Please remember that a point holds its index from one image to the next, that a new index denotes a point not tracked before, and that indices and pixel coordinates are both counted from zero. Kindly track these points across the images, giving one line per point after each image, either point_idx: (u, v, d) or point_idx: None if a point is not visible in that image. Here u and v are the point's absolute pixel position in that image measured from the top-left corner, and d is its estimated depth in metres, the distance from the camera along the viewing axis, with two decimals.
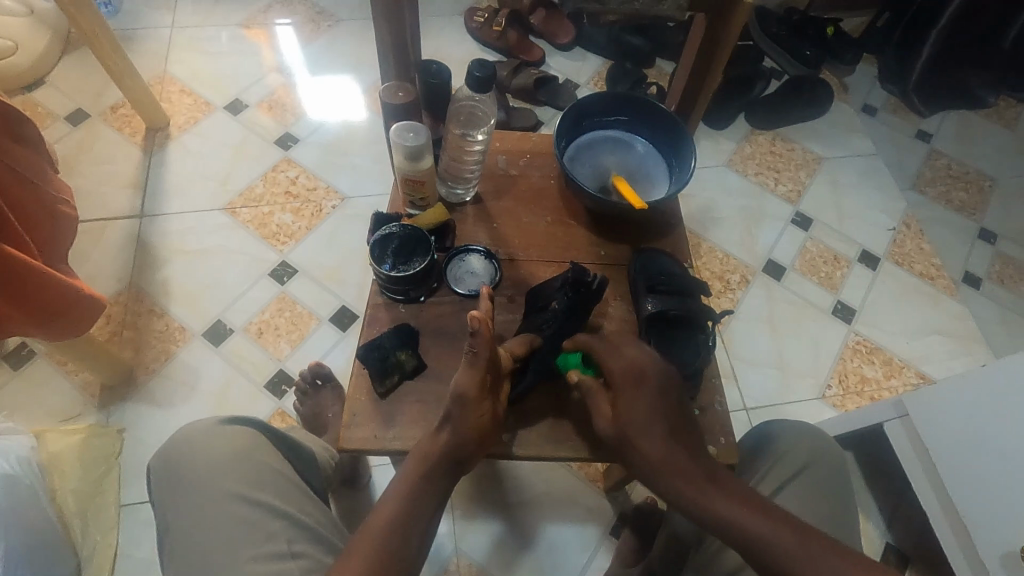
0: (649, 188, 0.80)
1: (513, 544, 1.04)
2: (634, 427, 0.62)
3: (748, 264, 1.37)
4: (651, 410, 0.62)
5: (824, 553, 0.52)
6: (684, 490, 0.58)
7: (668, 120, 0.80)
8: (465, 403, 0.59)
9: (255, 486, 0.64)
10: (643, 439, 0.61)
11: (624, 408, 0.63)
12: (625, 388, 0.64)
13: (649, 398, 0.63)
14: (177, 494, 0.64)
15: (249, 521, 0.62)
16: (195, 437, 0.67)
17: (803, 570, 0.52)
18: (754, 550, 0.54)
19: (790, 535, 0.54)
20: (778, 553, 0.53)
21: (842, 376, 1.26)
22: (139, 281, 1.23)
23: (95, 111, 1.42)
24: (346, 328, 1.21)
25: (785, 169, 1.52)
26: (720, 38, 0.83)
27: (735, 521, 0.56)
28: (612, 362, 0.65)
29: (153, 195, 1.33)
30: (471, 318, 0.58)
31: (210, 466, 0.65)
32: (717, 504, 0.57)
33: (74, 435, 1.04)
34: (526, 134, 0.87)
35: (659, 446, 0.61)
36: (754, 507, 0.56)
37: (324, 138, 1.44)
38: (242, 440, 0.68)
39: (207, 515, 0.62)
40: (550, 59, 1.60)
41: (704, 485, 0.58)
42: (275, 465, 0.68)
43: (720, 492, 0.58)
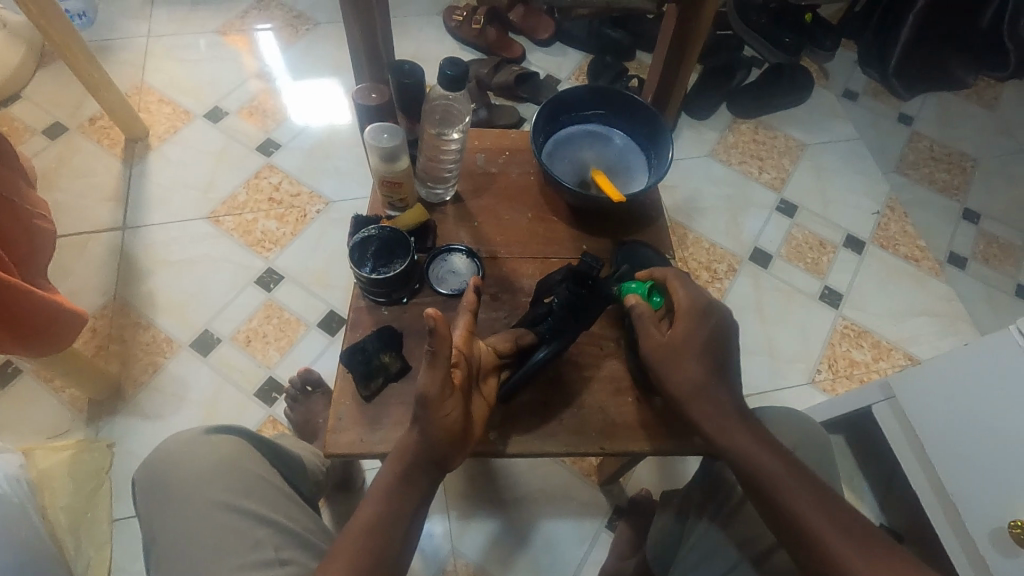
0: (628, 181, 0.79)
1: (512, 541, 1.04)
2: (684, 354, 0.65)
3: (734, 253, 1.38)
4: (699, 347, 0.65)
5: (834, 510, 0.58)
6: (713, 425, 0.63)
7: (645, 111, 0.80)
8: (427, 404, 0.54)
9: (240, 494, 0.64)
10: (688, 364, 0.64)
11: (680, 335, 0.65)
12: (687, 315, 0.66)
13: (706, 331, 0.65)
14: (162, 505, 0.64)
15: (236, 529, 0.61)
16: (179, 447, 0.67)
17: (815, 521, 0.57)
18: (778, 495, 0.59)
19: (810, 492, 0.59)
20: (795, 499, 0.58)
21: (831, 360, 1.27)
22: (123, 293, 1.22)
23: (74, 124, 1.41)
24: (334, 332, 1.21)
25: (769, 157, 1.53)
26: (691, 28, 0.83)
27: (757, 461, 0.61)
28: (683, 293, 0.67)
29: (135, 205, 1.32)
30: (426, 314, 0.52)
31: (195, 476, 0.64)
32: (742, 440, 0.62)
33: (62, 452, 1.03)
34: (504, 131, 0.86)
35: (702, 376, 0.64)
36: (778, 454, 0.61)
37: (307, 143, 1.43)
38: (227, 449, 0.68)
39: (194, 526, 0.62)
40: (530, 56, 1.60)
41: (735, 424, 0.63)
42: (262, 473, 0.67)
43: (749, 431, 0.63)
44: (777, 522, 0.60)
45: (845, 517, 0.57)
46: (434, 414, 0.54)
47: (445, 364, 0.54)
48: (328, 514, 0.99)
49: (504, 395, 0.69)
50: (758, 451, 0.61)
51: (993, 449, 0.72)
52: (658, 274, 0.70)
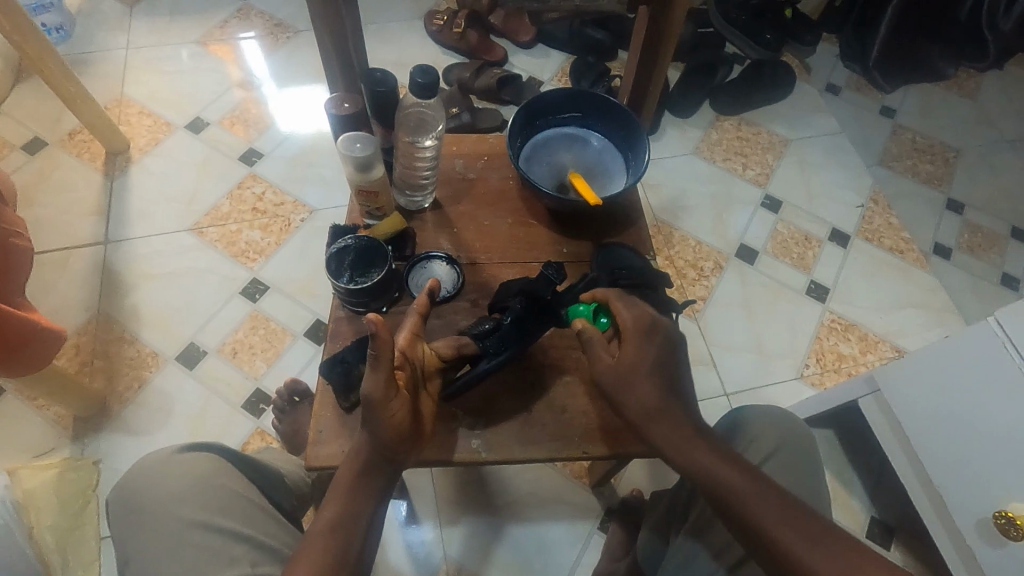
0: (606, 183, 0.79)
1: (503, 546, 1.03)
2: (634, 373, 0.63)
3: (720, 250, 1.38)
4: (651, 366, 0.63)
5: (800, 520, 0.56)
6: (670, 444, 0.62)
7: (621, 113, 0.79)
8: (373, 405, 0.55)
9: (215, 512, 0.64)
10: (639, 387, 0.63)
11: (629, 355, 0.63)
12: (635, 335, 0.64)
13: (654, 348, 0.64)
14: (136, 527, 0.63)
15: (210, 548, 0.61)
16: (154, 467, 0.66)
17: (780, 534, 0.55)
18: (739, 509, 0.58)
19: (775, 505, 0.57)
20: (758, 514, 0.57)
21: (819, 355, 1.27)
22: (107, 308, 1.21)
23: (53, 138, 1.40)
24: (321, 341, 1.20)
25: (753, 153, 1.53)
26: (664, 28, 0.83)
27: (717, 476, 0.59)
28: (626, 311, 0.65)
29: (117, 219, 1.31)
30: (368, 317, 0.50)
31: (169, 497, 0.64)
32: (702, 458, 0.60)
33: (48, 471, 1.03)
34: (482, 136, 0.86)
35: (655, 396, 0.62)
36: (742, 472, 0.59)
37: (290, 151, 1.43)
38: (202, 466, 0.67)
39: (169, 547, 0.61)
40: (512, 58, 1.60)
41: (692, 441, 0.61)
42: (238, 489, 0.67)
43: (706, 448, 0.61)
44: (742, 536, 0.58)
45: (812, 526, 0.56)
46: (381, 415, 0.55)
47: (388, 367, 0.54)
48: None
49: (446, 397, 0.70)
50: (720, 470, 0.59)
51: (976, 439, 0.73)
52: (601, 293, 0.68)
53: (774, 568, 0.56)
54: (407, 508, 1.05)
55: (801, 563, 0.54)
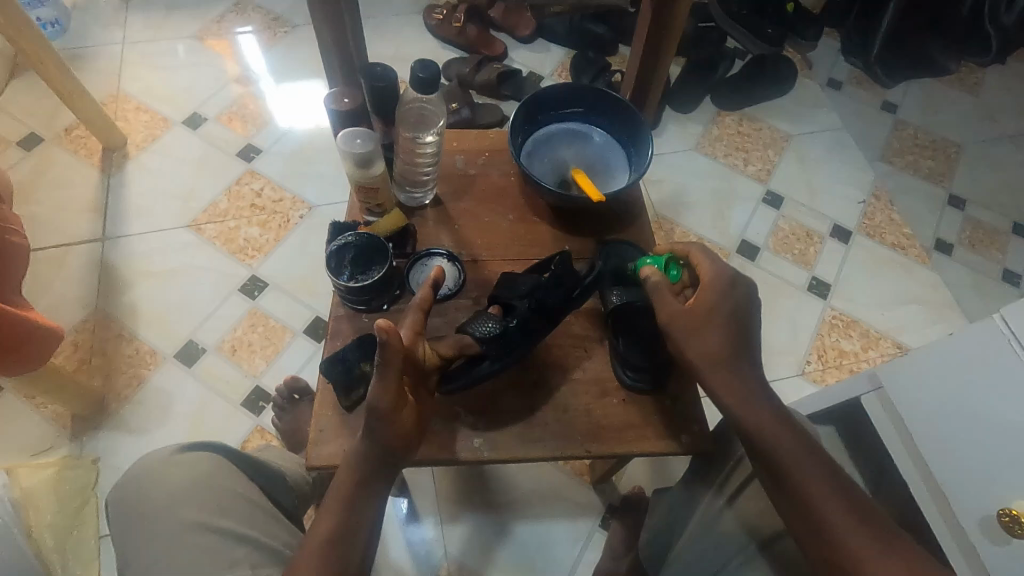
0: (609, 179, 0.77)
1: (504, 544, 1.03)
2: (704, 320, 0.65)
3: (721, 246, 1.37)
4: (721, 317, 0.65)
5: (845, 494, 0.57)
6: (722, 394, 0.64)
7: (624, 108, 0.78)
8: (380, 414, 0.56)
9: (215, 513, 0.63)
10: (704, 334, 0.65)
11: (700, 304, 0.65)
12: (715, 285, 0.66)
13: (731, 302, 0.66)
14: (137, 527, 0.63)
15: (211, 550, 0.61)
16: (153, 468, 0.66)
17: (820, 498, 0.57)
18: (782, 463, 0.59)
19: (820, 470, 0.58)
20: (803, 472, 0.58)
21: (821, 352, 1.26)
22: (105, 305, 1.20)
23: (50, 134, 1.38)
24: (321, 338, 1.20)
25: (754, 149, 1.53)
26: (668, 21, 0.82)
27: (769, 429, 0.61)
28: (709, 265, 0.67)
29: (114, 216, 1.30)
30: (379, 324, 0.52)
31: (169, 498, 0.63)
32: (758, 412, 0.62)
33: (46, 470, 1.02)
34: (483, 131, 0.84)
35: (720, 347, 0.65)
36: (790, 430, 0.61)
37: (288, 147, 1.42)
38: (202, 466, 0.66)
39: (169, 550, 0.61)
40: (512, 53, 1.59)
41: (750, 392, 0.63)
42: (239, 490, 0.66)
43: (765, 403, 0.63)
44: (779, 489, 0.60)
45: (854, 503, 0.57)
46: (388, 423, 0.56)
47: (396, 375, 0.55)
48: None
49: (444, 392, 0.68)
50: (773, 425, 0.61)
51: (981, 438, 0.73)
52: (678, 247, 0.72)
53: (807, 528, 0.58)
54: (408, 506, 1.04)
55: (834, 527, 0.56)
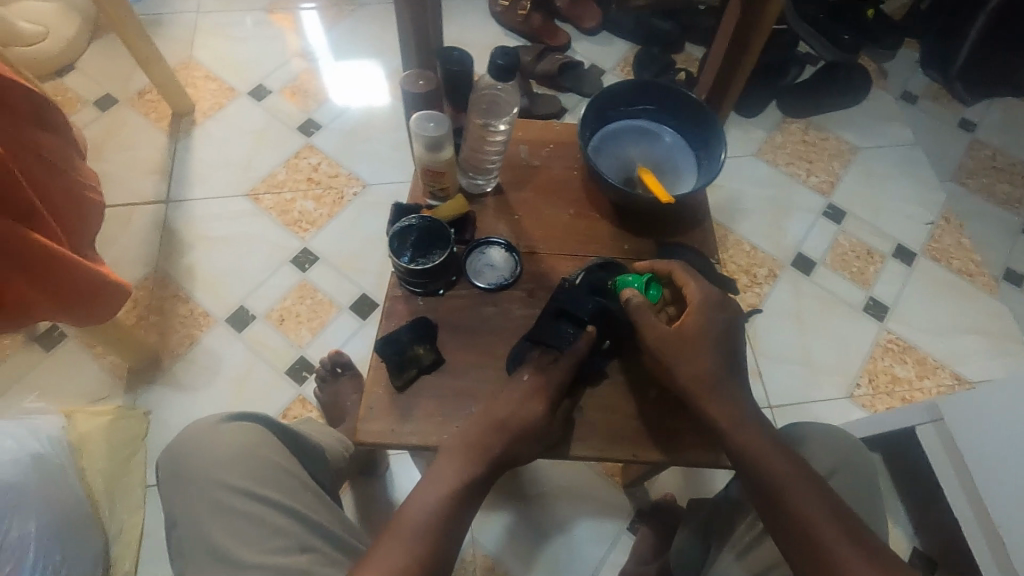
0: (675, 180, 0.75)
1: (531, 537, 1.03)
2: (697, 344, 0.64)
3: (776, 257, 1.33)
4: (710, 337, 0.64)
5: (837, 516, 0.56)
6: (715, 418, 0.63)
7: (698, 108, 0.76)
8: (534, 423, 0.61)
9: (258, 482, 0.65)
10: (700, 357, 0.63)
11: (691, 326, 0.64)
12: (699, 308, 0.65)
13: (719, 325, 0.65)
14: (184, 490, 0.65)
15: (254, 518, 0.63)
16: (199, 435, 0.68)
17: (810, 518, 0.56)
18: (772, 487, 0.59)
19: (808, 494, 0.58)
20: (793, 495, 0.58)
21: (872, 376, 1.22)
22: (164, 265, 1.25)
23: (123, 97, 1.44)
24: (366, 316, 1.22)
25: (818, 159, 1.47)
26: (755, 20, 0.78)
27: (754, 453, 0.61)
28: (695, 287, 0.66)
29: (178, 180, 1.34)
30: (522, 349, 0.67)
31: (214, 465, 0.65)
32: (749, 433, 0.62)
33: (102, 417, 1.07)
34: (548, 123, 0.83)
35: (714, 368, 0.63)
36: (776, 447, 0.61)
37: (346, 125, 1.43)
38: (245, 435, 0.68)
39: (213, 515, 0.63)
40: (575, 44, 1.57)
41: (740, 417, 0.62)
42: (280, 462, 0.68)
43: (756, 428, 0.62)
44: (769, 514, 0.59)
45: (848, 525, 0.56)
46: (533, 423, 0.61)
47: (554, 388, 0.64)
48: (352, 499, 1.01)
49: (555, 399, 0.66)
50: (764, 442, 0.61)
51: None
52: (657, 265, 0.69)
53: (800, 553, 0.56)
54: None
55: (826, 542, 0.55)
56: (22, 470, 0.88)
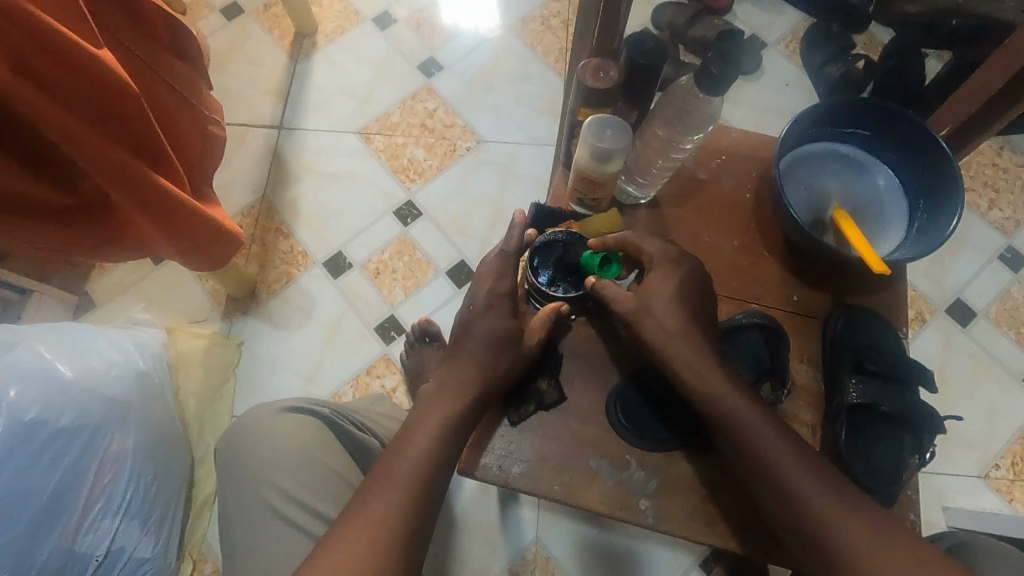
0: (877, 232, 0.62)
1: (599, 551, 0.99)
2: (658, 302, 0.59)
3: (930, 300, 1.15)
4: (669, 296, 0.60)
5: (817, 468, 0.53)
6: (684, 371, 0.57)
7: (929, 147, 0.61)
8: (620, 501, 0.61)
9: (312, 492, 0.65)
10: (664, 315, 0.59)
11: (654, 286, 0.60)
12: (660, 267, 0.61)
13: (683, 279, 0.61)
14: (235, 485, 0.65)
15: (304, 530, 0.62)
16: (258, 429, 0.67)
17: (789, 475, 0.53)
18: (750, 446, 0.54)
19: (785, 446, 0.54)
20: (770, 450, 0.54)
21: (1015, 459, 1.05)
22: (271, 195, 1.22)
23: (250, 7, 1.38)
24: (461, 284, 1.16)
25: (1008, 189, 1.23)
26: None
27: (724, 406, 0.56)
28: (651, 242, 0.62)
29: (293, 106, 1.30)
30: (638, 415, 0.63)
31: (271, 465, 0.65)
32: (724, 391, 0.56)
33: (200, 339, 1.10)
34: (724, 127, 0.70)
35: (680, 325, 0.59)
36: (748, 400, 0.56)
37: (471, 69, 1.32)
38: (305, 435, 0.68)
39: (264, 519, 0.63)
40: (738, 7, 1.35)
41: (710, 367, 0.57)
42: (335, 470, 0.67)
43: (725, 379, 0.57)
44: (747, 471, 0.55)
45: (830, 476, 0.53)
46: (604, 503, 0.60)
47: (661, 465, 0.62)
48: None
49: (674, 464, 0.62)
50: (738, 396, 0.56)
51: None
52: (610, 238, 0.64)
53: (783, 511, 0.53)
54: None
55: (800, 494, 0.52)
56: (127, 387, 0.90)
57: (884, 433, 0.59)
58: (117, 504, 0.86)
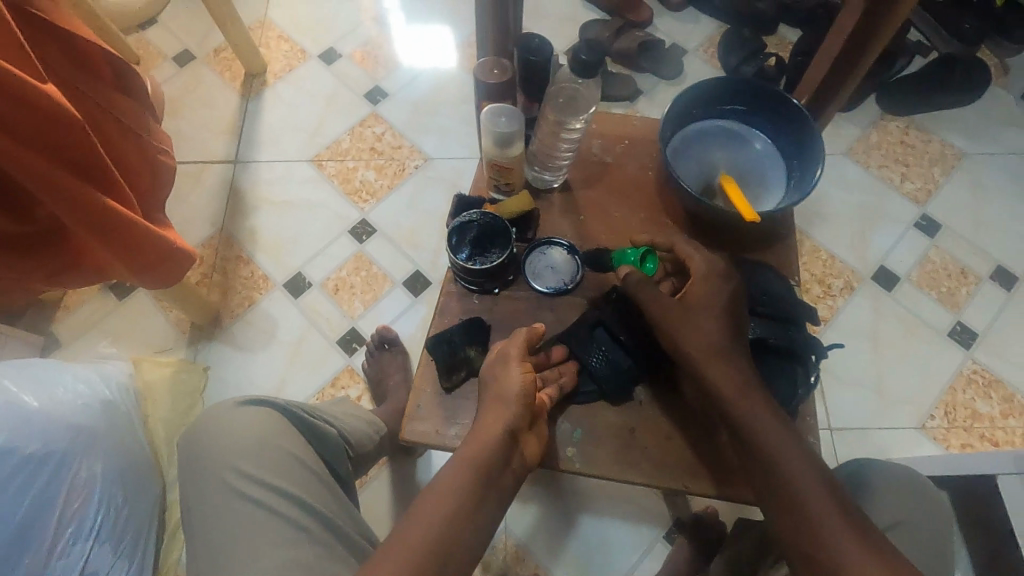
0: (761, 194, 0.71)
1: (565, 533, 1.03)
2: (698, 310, 0.63)
3: (856, 270, 1.23)
4: (712, 305, 0.63)
5: (808, 459, 0.57)
6: (695, 357, 0.62)
7: (796, 114, 0.70)
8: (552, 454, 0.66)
9: (274, 474, 0.67)
10: (703, 321, 0.62)
11: (694, 293, 0.64)
12: (705, 278, 0.64)
13: (728, 292, 0.64)
14: (200, 475, 0.67)
15: (270, 508, 0.64)
16: (217, 421, 0.70)
17: (782, 459, 0.57)
18: (752, 432, 0.59)
19: (783, 436, 0.58)
20: (767, 435, 0.58)
21: (948, 409, 1.12)
22: (230, 226, 1.28)
23: (201, 54, 1.46)
24: (418, 293, 1.21)
25: (917, 164, 1.34)
26: (878, 27, 0.70)
27: (728, 393, 0.60)
28: (699, 256, 0.66)
29: (247, 141, 1.36)
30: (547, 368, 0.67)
31: (232, 452, 0.67)
32: (754, 408, 0.59)
33: (165, 368, 1.13)
34: (626, 117, 0.79)
35: (718, 333, 0.62)
36: (778, 420, 0.59)
37: (414, 94, 1.41)
38: (263, 424, 0.70)
39: (226, 503, 0.65)
40: (657, 20, 1.47)
41: (721, 357, 0.61)
42: (296, 453, 0.70)
43: (733, 368, 0.61)
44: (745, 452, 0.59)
45: (819, 470, 0.57)
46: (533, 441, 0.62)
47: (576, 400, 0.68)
48: (388, 476, 1.04)
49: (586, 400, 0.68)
50: (768, 416, 0.59)
51: None
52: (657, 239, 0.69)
53: (767, 491, 0.57)
54: None
55: (786, 479, 0.56)
56: (93, 417, 0.92)
57: (781, 369, 0.64)
58: (88, 530, 0.85)
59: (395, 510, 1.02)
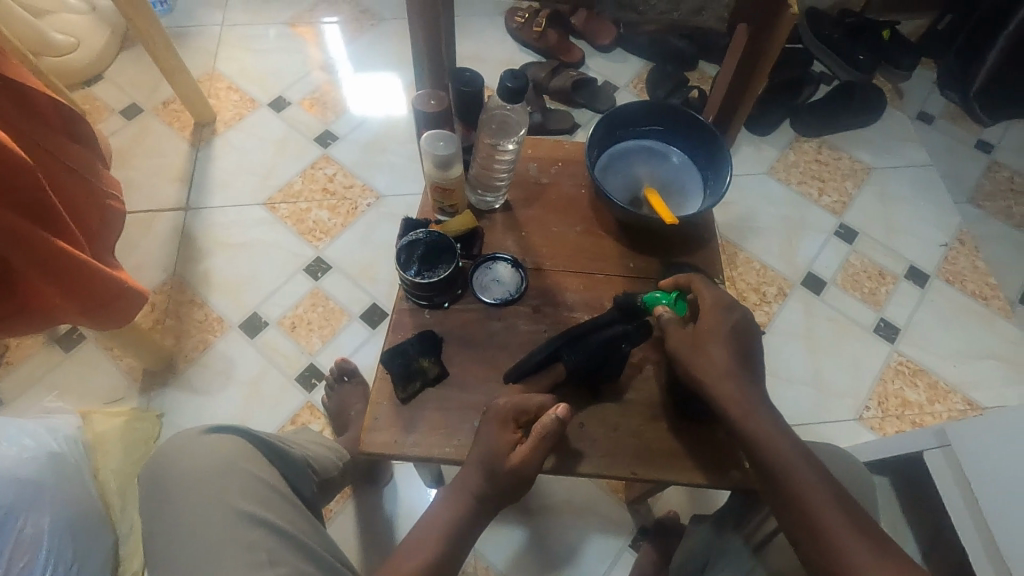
0: (682, 202, 0.80)
1: (534, 550, 1.04)
2: (707, 341, 0.68)
3: (787, 277, 1.32)
4: (723, 337, 0.68)
5: (818, 472, 0.62)
6: (704, 380, 0.67)
7: (705, 131, 0.81)
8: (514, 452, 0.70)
9: (238, 495, 0.67)
10: (711, 348, 0.67)
11: (705, 325, 0.69)
12: (714, 310, 0.70)
13: (734, 324, 0.69)
14: (164, 501, 0.67)
15: (233, 530, 0.64)
16: (181, 448, 0.70)
17: (793, 472, 0.62)
18: (763, 448, 0.63)
19: (792, 452, 0.63)
20: (778, 450, 0.63)
21: (881, 398, 1.20)
22: (182, 271, 1.28)
23: (148, 106, 1.48)
24: (376, 325, 1.23)
25: (831, 179, 1.47)
26: (764, 47, 0.84)
27: (739, 413, 0.65)
28: (706, 291, 0.71)
29: (198, 187, 1.38)
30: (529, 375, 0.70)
31: (195, 476, 0.68)
32: (760, 423, 0.64)
33: (117, 418, 1.10)
34: (558, 142, 0.88)
35: (725, 360, 0.67)
36: (784, 434, 0.64)
37: (364, 136, 1.46)
38: (226, 449, 0.71)
39: (191, 529, 0.65)
40: (589, 61, 1.59)
41: (727, 380, 0.66)
42: (259, 474, 0.70)
43: (739, 390, 0.66)
44: (756, 466, 0.64)
45: (828, 482, 0.61)
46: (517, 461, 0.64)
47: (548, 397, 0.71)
48: (353, 507, 1.04)
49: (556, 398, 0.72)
50: (774, 430, 0.64)
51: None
52: (681, 280, 0.74)
53: (779, 501, 0.62)
54: None
55: (798, 492, 0.61)
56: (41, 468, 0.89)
57: None
58: None
59: (362, 541, 1.01)
